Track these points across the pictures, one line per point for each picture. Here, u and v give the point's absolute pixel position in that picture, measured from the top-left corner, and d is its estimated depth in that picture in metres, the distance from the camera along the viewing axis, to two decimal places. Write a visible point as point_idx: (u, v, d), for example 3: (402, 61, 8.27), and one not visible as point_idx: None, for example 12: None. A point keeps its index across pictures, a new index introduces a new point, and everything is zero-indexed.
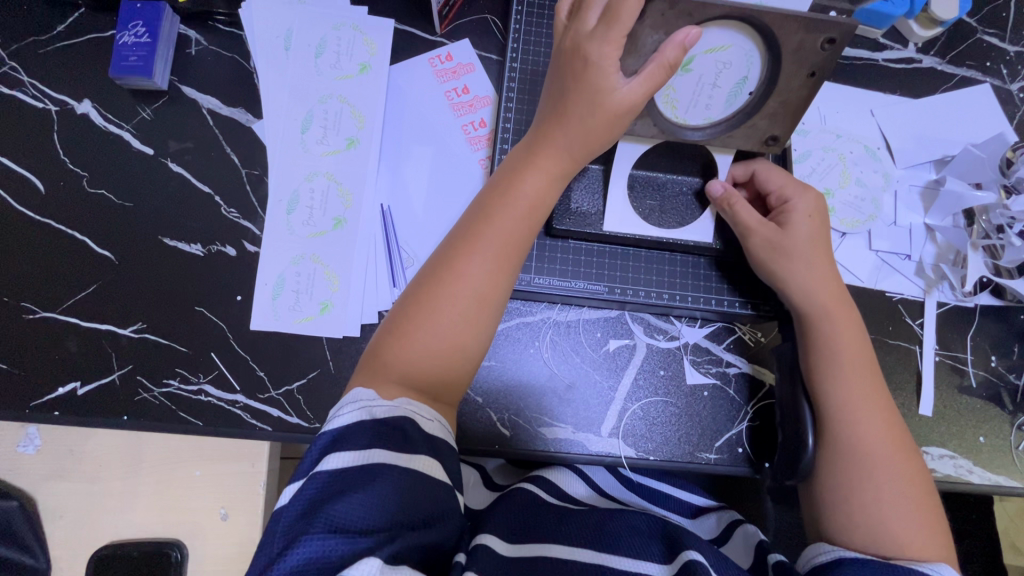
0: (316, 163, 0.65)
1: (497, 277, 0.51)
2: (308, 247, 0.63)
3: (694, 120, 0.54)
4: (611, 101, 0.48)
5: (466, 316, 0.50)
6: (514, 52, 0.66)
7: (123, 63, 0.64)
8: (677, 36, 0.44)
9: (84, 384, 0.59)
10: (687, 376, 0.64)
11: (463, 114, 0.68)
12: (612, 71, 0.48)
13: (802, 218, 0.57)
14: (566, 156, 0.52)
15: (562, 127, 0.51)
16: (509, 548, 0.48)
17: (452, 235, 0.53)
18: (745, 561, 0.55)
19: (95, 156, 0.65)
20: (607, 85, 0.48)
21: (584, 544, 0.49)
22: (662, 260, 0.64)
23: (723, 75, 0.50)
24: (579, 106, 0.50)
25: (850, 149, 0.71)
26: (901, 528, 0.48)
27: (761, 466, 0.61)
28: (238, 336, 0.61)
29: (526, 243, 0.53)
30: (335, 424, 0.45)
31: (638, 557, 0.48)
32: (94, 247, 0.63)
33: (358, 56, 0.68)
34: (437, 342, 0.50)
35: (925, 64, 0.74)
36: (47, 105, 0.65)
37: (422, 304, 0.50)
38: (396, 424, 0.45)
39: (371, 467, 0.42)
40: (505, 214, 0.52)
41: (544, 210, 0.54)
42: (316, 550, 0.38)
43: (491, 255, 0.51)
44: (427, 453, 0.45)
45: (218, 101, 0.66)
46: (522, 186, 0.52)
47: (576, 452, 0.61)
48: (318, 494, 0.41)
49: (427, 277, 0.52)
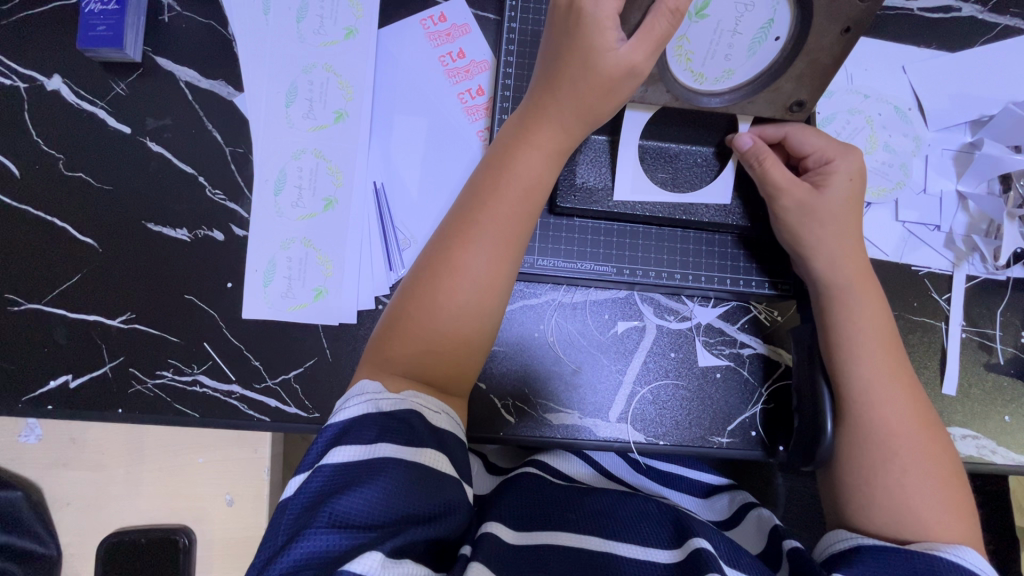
0: (304, 140, 0.61)
1: (498, 265, 0.48)
2: (299, 230, 0.60)
3: (710, 78, 0.48)
4: (608, 63, 0.44)
5: (469, 309, 0.47)
6: (512, 10, 0.60)
7: (91, 33, 0.60)
8: None
9: (75, 377, 0.58)
10: (699, 359, 0.61)
11: (460, 81, 0.63)
12: (608, 27, 0.43)
13: (844, 181, 0.53)
14: (561, 129, 0.48)
15: (559, 96, 0.47)
16: (515, 536, 0.46)
17: (448, 222, 0.50)
18: (757, 547, 0.53)
19: (69, 136, 0.61)
20: (601, 43, 0.44)
21: (590, 531, 0.47)
22: (674, 237, 0.60)
23: (744, 20, 0.45)
24: (575, 72, 0.45)
25: (878, 110, 0.66)
26: (923, 511, 0.46)
27: (774, 449, 0.59)
28: (230, 325, 0.59)
29: (528, 225, 0.49)
30: (340, 417, 0.43)
31: (646, 544, 0.46)
32: (75, 234, 0.60)
33: (343, 19, 0.62)
34: (436, 337, 0.47)
35: (963, 13, 0.67)
36: (15, 82, 0.61)
37: (421, 297, 0.47)
38: (402, 417, 0.42)
39: (377, 461, 0.40)
40: (504, 195, 0.48)
41: (545, 188, 0.50)
42: (318, 546, 0.36)
43: (490, 242, 0.48)
44: (433, 446, 0.42)
45: (196, 73, 0.62)
46: (519, 164, 0.49)
47: (584, 438, 0.59)
48: (324, 488, 0.39)
49: (423, 269, 0.48)
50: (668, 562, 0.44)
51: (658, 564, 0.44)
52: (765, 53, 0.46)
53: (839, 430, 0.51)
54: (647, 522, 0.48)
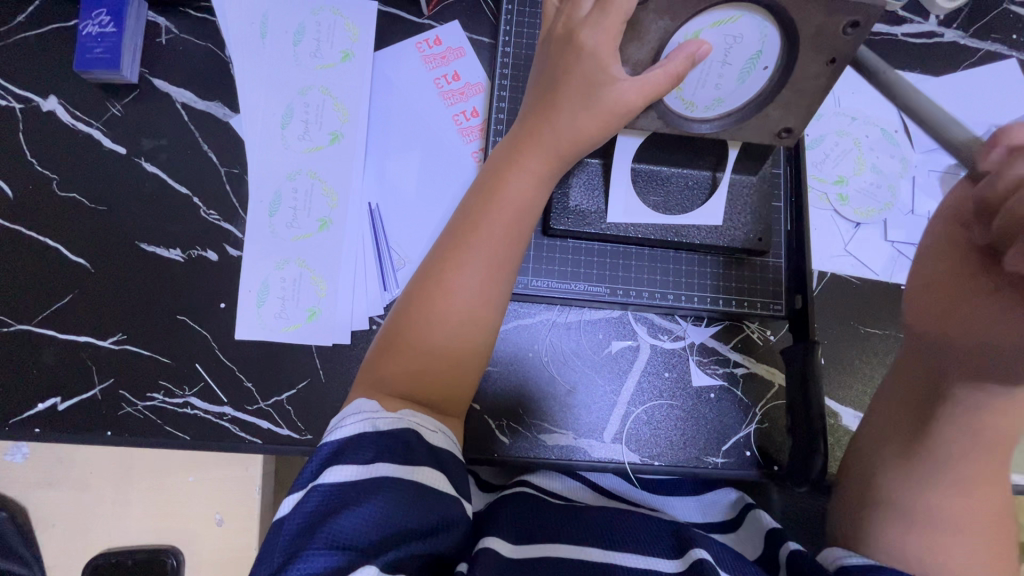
0: (299, 161, 0.62)
1: (490, 287, 0.48)
2: (294, 250, 0.60)
3: (701, 105, 0.48)
4: (608, 96, 0.45)
5: (460, 332, 0.48)
6: (506, 35, 0.62)
7: (89, 55, 0.60)
8: (688, 48, 0.43)
9: (63, 399, 0.57)
10: (693, 379, 0.61)
11: (454, 103, 0.64)
12: (610, 63, 0.44)
13: (995, 152, 0.37)
14: (554, 155, 0.48)
15: (554, 122, 0.47)
16: (514, 549, 0.44)
17: (440, 244, 0.50)
18: (752, 552, 0.48)
19: (64, 156, 0.61)
20: (604, 77, 0.45)
21: (590, 540, 0.46)
22: (666, 258, 0.60)
23: (733, 51, 0.45)
24: (572, 101, 0.46)
25: (866, 132, 0.67)
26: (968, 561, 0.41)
27: (770, 469, 0.59)
28: (223, 345, 0.58)
29: (519, 249, 0.50)
30: (337, 435, 0.42)
31: (648, 554, 0.45)
32: (68, 255, 0.59)
33: (339, 42, 0.63)
34: (429, 362, 0.47)
35: (946, 38, 0.69)
36: (11, 102, 0.61)
37: (413, 321, 0.47)
38: (399, 436, 0.42)
39: (376, 481, 0.39)
40: (496, 219, 0.48)
41: (536, 211, 0.50)
42: (316, 565, 0.35)
43: (483, 267, 0.48)
44: (430, 464, 0.42)
45: (191, 94, 0.62)
46: (511, 188, 0.49)
47: (578, 458, 0.59)
48: (322, 508, 0.38)
49: (415, 292, 0.49)
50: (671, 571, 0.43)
51: (662, 573, 0.43)
52: (754, 82, 0.46)
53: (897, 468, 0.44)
54: (645, 533, 0.48)
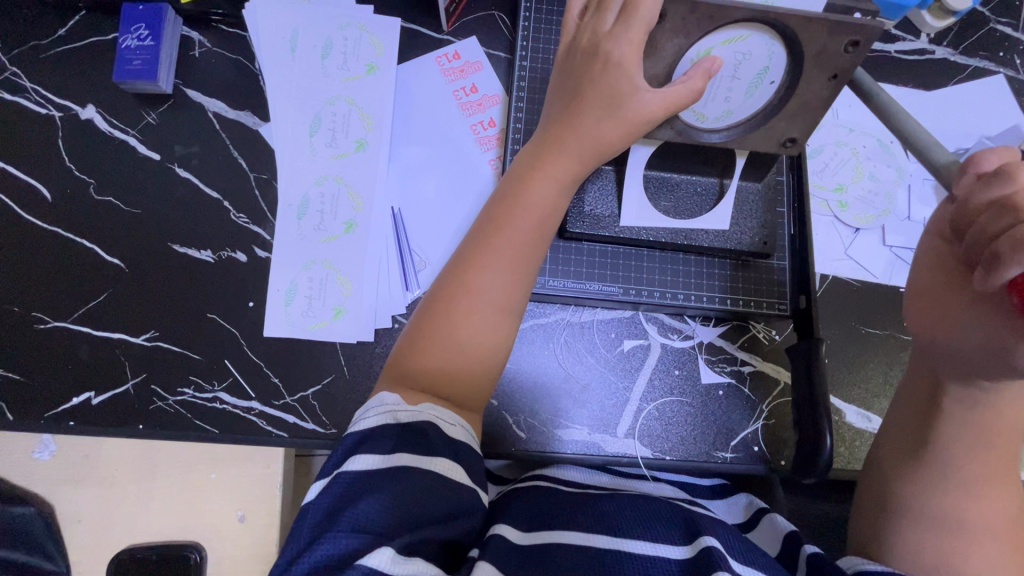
0: (326, 167, 0.65)
1: (512, 287, 0.51)
2: (320, 252, 0.63)
3: (711, 117, 0.51)
4: (631, 106, 0.47)
5: (483, 329, 0.50)
6: (523, 50, 0.65)
7: (127, 66, 0.63)
8: (704, 64, 0.46)
9: (98, 393, 0.59)
10: (702, 376, 0.63)
11: (473, 114, 0.67)
12: (634, 73, 0.47)
13: (966, 178, 0.40)
14: (578, 162, 0.51)
15: (578, 130, 0.50)
16: (521, 535, 0.46)
17: (465, 245, 0.53)
18: (773, 548, 0.51)
19: (101, 162, 0.64)
20: (627, 87, 0.47)
21: (598, 529, 0.47)
22: (677, 260, 0.63)
23: (743, 66, 0.48)
24: (596, 111, 0.49)
25: (863, 143, 0.71)
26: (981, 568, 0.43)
27: (777, 464, 0.62)
28: (251, 342, 0.61)
29: (539, 251, 0.53)
30: (360, 426, 0.45)
31: (656, 540, 0.46)
32: (103, 255, 0.62)
33: (365, 56, 0.67)
34: (457, 357, 0.49)
35: (937, 55, 0.74)
36: (51, 111, 0.65)
37: (441, 317, 0.50)
38: (419, 428, 0.44)
39: (395, 469, 0.42)
40: (520, 222, 0.51)
41: (555, 217, 0.53)
42: (337, 547, 0.38)
43: (507, 267, 0.51)
44: (448, 455, 0.44)
45: (223, 104, 0.66)
46: (535, 194, 0.51)
47: (593, 453, 0.61)
48: (344, 494, 0.41)
49: (442, 290, 0.51)
50: (680, 558, 0.45)
51: (671, 559, 0.45)
52: (761, 95, 0.49)
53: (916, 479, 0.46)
54: (657, 520, 0.49)
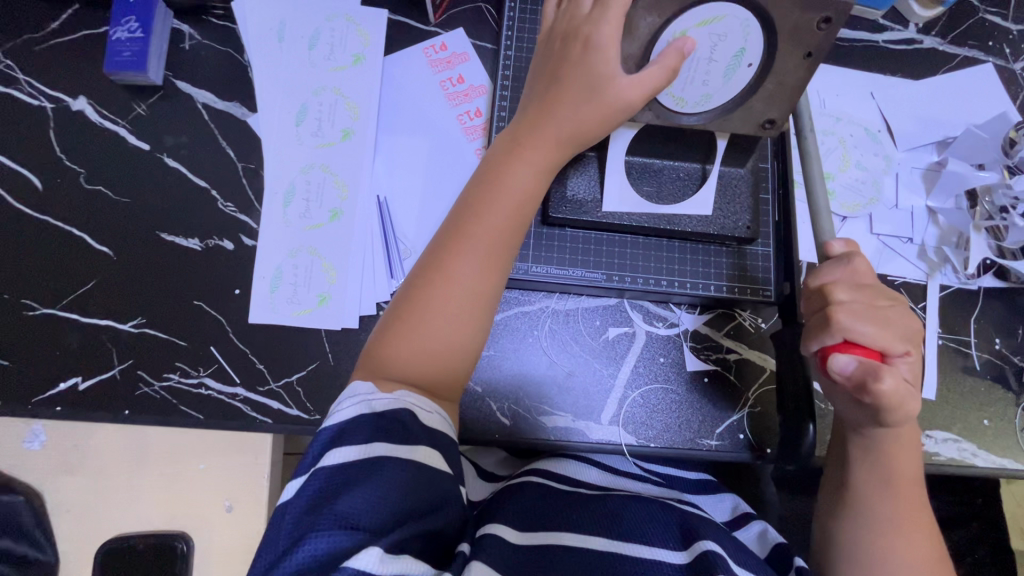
0: (312, 156, 0.65)
1: (489, 275, 0.51)
2: (306, 240, 0.63)
3: (691, 102, 0.51)
4: (606, 91, 0.48)
5: (459, 316, 0.50)
6: (508, 41, 0.66)
7: (118, 58, 0.64)
8: (677, 44, 0.46)
9: (84, 379, 0.60)
10: (687, 363, 0.63)
11: (459, 104, 0.68)
12: (611, 58, 0.48)
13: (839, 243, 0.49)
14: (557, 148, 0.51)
15: (552, 116, 0.50)
16: (519, 536, 0.47)
17: (442, 232, 0.52)
18: (761, 551, 0.53)
19: (92, 152, 0.65)
20: (605, 72, 0.48)
21: (596, 531, 0.48)
22: (661, 247, 0.63)
23: (719, 48, 0.48)
24: (575, 96, 0.49)
25: (850, 132, 0.71)
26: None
27: (762, 451, 0.61)
28: (237, 329, 0.61)
29: (516, 241, 0.52)
30: (335, 420, 0.44)
31: (653, 544, 0.47)
32: (92, 243, 0.63)
33: (352, 47, 0.67)
34: (432, 343, 0.49)
35: (925, 44, 0.73)
36: (43, 103, 0.66)
37: (417, 303, 0.50)
38: (396, 417, 0.44)
39: (373, 460, 0.42)
40: (496, 209, 0.51)
41: (533, 205, 0.53)
42: (323, 542, 0.38)
43: (483, 254, 0.50)
44: (427, 444, 0.44)
45: (212, 96, 0.66)
46: (512, 181, 0.51)
47: (577, 440, 0.61)
48: (324, 490, 0.41)
49: (418, 277, 0.51)
50: (679, 564, 0.45)
51: (671, 565, 0.45)
52: (740, 78, 0.49)
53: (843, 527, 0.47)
54: (652, 522, 0.49)
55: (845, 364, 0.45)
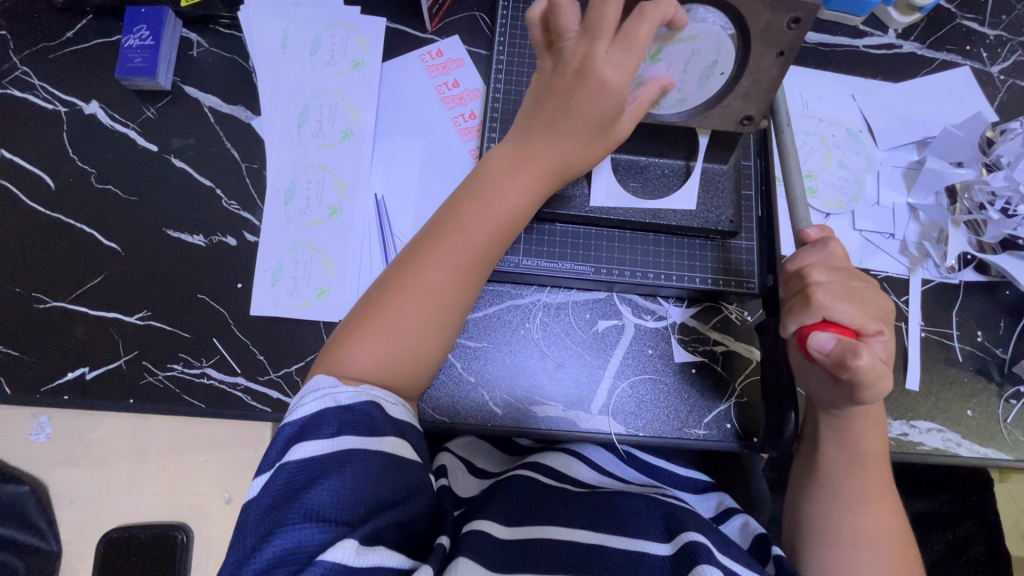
0: (313, 156, 0.68)
1: (461, 287, 0.51)
2: (306, 235, 0.66)
3: (668, 104, 0.54)
4: (593, 111, 0.48)
5: (428, 324, 0.50)
6: (501, 45, 0.68)
7: (129, 64, 0.68)
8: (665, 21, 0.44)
9: (91, 369, 0.62)
10: (675, 355, 0.65)
11: (454, 107, 0.70)
12: (614, 83, 0.46)
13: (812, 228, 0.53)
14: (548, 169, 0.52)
15: (544, 137, 0.51)
16: (506, 531, 0.48)
17: (419, 239, 0.52)
18: (745, 542, 0.54)
19: (102, 153, 0.68)
20: (607, 95, 0.46)
21: (581, 524, 0.49)
22: (648, 241, 0.65)
23: (691, 60, 0.51)
24: (571, 115, 0.49)
25: (832, 132, 0.73)
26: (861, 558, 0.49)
27: (749, 441, 0.62)
28: (239, 322, 0.63)
29: (490, 255, 0.53)
30: (298, 414, 0.45)
31: (638, 536, 0.48)
32: (101, 239, 0.65)
33: (351, 53, 0.71)
34: (398, 348, 0.49)
35: (905, 49, 0.76)
36: (57, 106, 0.69)
37: (385, 308, 0.50)
38: (363, 410, 0.45)
39: (340, 454, 0.42)
40: (475, 224, 0.51)
41: (515, 224, 0.53)
42: (291, 531, 0.39)
43: (457, 266, 0.51)
44: (394, 435, 0.46)
45: (218, 100, 0.70)
46: (497, 200, 0.52)
47: (568, 429, 0.63)
48: (292, 484, 0.41)
49: (390, 282, 0.51)
50: (665, 555, 0.46)
51: (654, 556, 0.46)
52: (714, 85, 0.53)
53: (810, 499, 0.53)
54: (638, 514, 0.51)
55: (826, 342, 0.46)
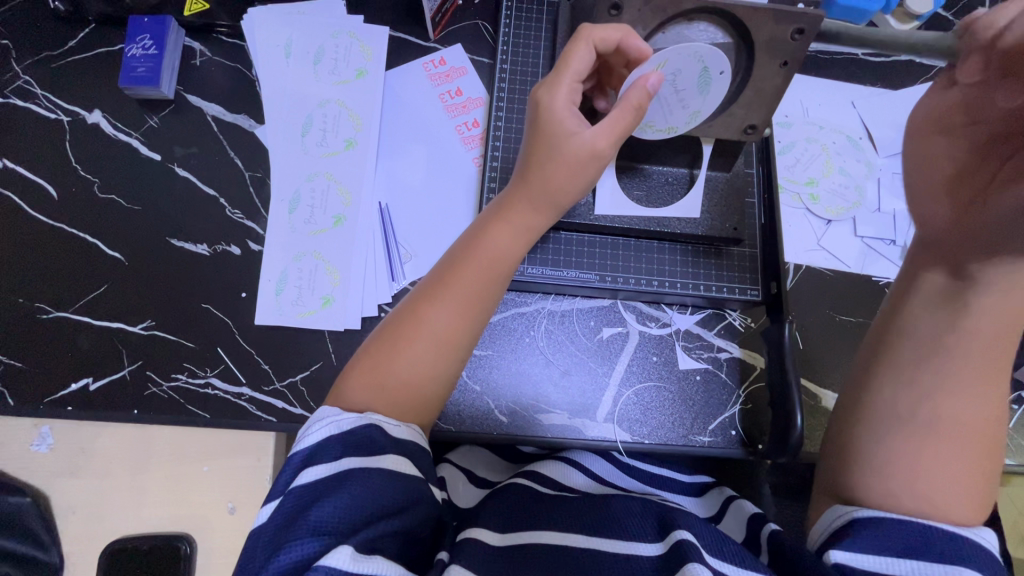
0: (317, 164, 0.68)
1: (459, 322, 0.51)
2: (311, 244, 0.66)
3: (681, 125, 0.54)
4: (569, 145, 0.51)
5: (425, 358, 0.50)
6: (504, 54, 0.69)
7: (132, 74, 0.67)
8: (639, 82, 0.49)
9: (95, 379, 0.62)
10: (679, 362, 0.65)
11: (457, 115, 0.71)
12: (568, 119, 0.51)
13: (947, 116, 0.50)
14: (535, 203, 0.53)
15: (530, 178, 0.53)
16: (501, 538, 0.47)
17: (423, 282, 0.54)
18: (739, 536, 0.50)
19: (106, 162, 0.68)
20: (567, 132, 0.51)
21: (576, 528, 0.47)
22: (652, 249, 0.65)
23: (679, 80, 0.50)
24: (547, 149, 0.52)
25: (832, 139, 0.73)
26: (945, 461, 0.41)
27: (754, 447, 0.63)
28: (243, 331, 0.63)
29: (488, 293, 0.52)
30: (304, 443, 0.44)
31: (632, 538, 0.46)
32: (105, 249, 0.65)
33: (355, 62, 0.71)
34: (398, 383, 0.48)
35: (903, 56, 0.77)
36: (60, 116, 0.69)
37: (387, 341, 0.50)
38: (363, 432, 0.45)
39: (342, 474, 0.42)
40: (469, 259, 0.52)
41: (509, 262, 0.53)
42: (298, 554, 0.39)
43: (455, 301, 0.51)
44: (395, 452, 0.45)
45: (221, 109, 0.70)
46: (490, 236, 0.53)
47: (573, 437, 0.63)
48: (298, 504, 0.41)
49: (393, 320, 0.51)
50: (655, 556, 0.44)
51: (643, 557, 0.44)
52: (718, 88, 0.51)
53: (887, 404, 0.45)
54: (633, 516, 0.48)
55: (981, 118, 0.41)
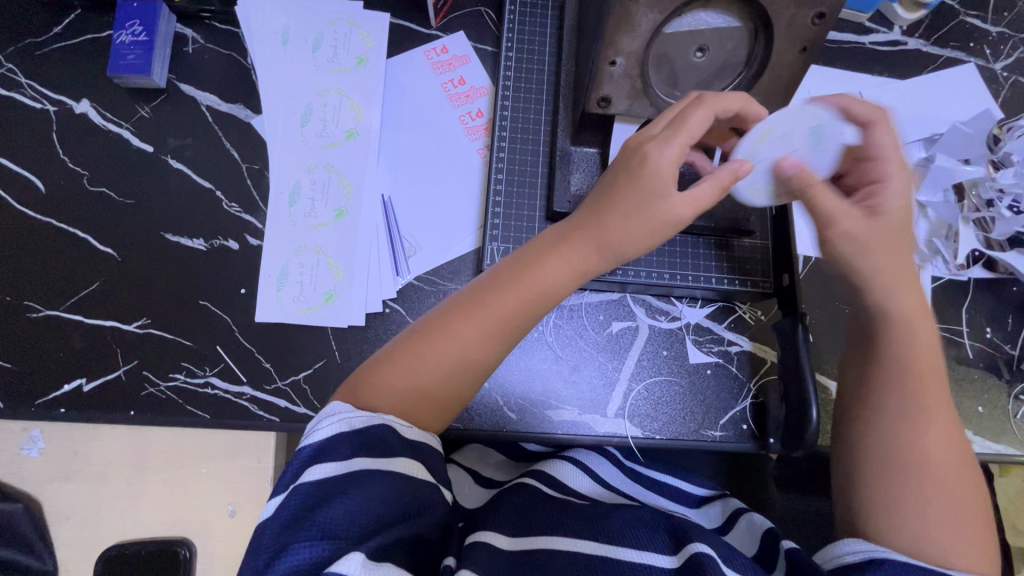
0: (317, 156, 0.66)
1: (490, 344, 0.49)
2: (312, 238, 0.64)
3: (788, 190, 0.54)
4: (656, 203, 0.47)
5: (449, 377, 0.48)
6: (508, 42, 0.67)
7: (122, 61, 0.65)
8: (734, 164, 0.47)
9: (89, 380, 0.60)
10: (690, 356, 0.64)
11: (461, 105, 0.69)
12: (667, 178, 0.47)
13: None
14: (595, 251, 0.50)
15: (603, 229, 0.49)
16: (510, 542, 0.46)
17: (456, 295, 0.51)
18: (750, 548, 0.51)
19: (95, 154, 0.65)
20: (658, 189, 0.47)
21: (587, 535, 0.46)
22: (662, 241, 0.64)
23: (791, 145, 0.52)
24: (631, 198, 0.48)
25: None
26: (937, 500, 0.43)
27: (765, 442, 0.62)
28: (242, 328, 0.61)
29: (523, 324, 0.50)
30: (313, 438, 0.43)
31: (644, 548, 0.45)
32: (96, 245, 0.63)
33: (355, 50, 0.69)
34: (417, 394, 0.47)
35: (910, 46, 0.76)
36: (45, 105, 0.66)
37: (410, 349, 0.48)
38: (376, 433, 0.43)
39: (351, 476, 0.41)
40: (512, 287, 0.49)
41: (554, 300, 0.51)
42: (303, 557, 0.36)
43: (489, 321, 0.48)
44: (407, 456, 0.44)
45: (216, 98, 0.67)
46: (543, 271, 0.50)
47: (582, 434, 0.62)
48: (304, 504, 0.39)
49: (421, 327, 0.49)
50: (669, 568, 0.43)
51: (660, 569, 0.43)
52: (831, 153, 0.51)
53: (877, 425, 0.47)
54: (642, 526, 0.47)
55: None
